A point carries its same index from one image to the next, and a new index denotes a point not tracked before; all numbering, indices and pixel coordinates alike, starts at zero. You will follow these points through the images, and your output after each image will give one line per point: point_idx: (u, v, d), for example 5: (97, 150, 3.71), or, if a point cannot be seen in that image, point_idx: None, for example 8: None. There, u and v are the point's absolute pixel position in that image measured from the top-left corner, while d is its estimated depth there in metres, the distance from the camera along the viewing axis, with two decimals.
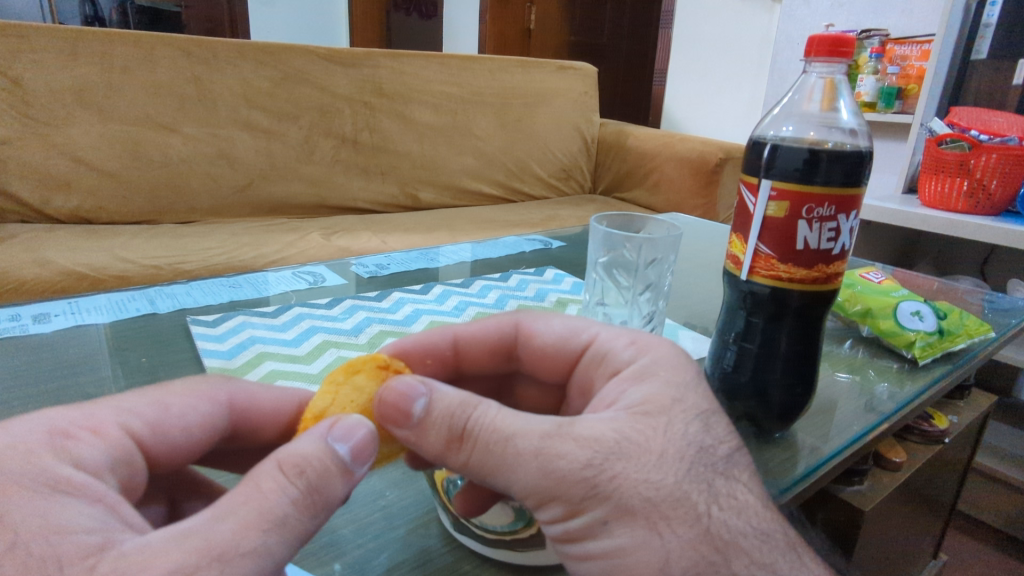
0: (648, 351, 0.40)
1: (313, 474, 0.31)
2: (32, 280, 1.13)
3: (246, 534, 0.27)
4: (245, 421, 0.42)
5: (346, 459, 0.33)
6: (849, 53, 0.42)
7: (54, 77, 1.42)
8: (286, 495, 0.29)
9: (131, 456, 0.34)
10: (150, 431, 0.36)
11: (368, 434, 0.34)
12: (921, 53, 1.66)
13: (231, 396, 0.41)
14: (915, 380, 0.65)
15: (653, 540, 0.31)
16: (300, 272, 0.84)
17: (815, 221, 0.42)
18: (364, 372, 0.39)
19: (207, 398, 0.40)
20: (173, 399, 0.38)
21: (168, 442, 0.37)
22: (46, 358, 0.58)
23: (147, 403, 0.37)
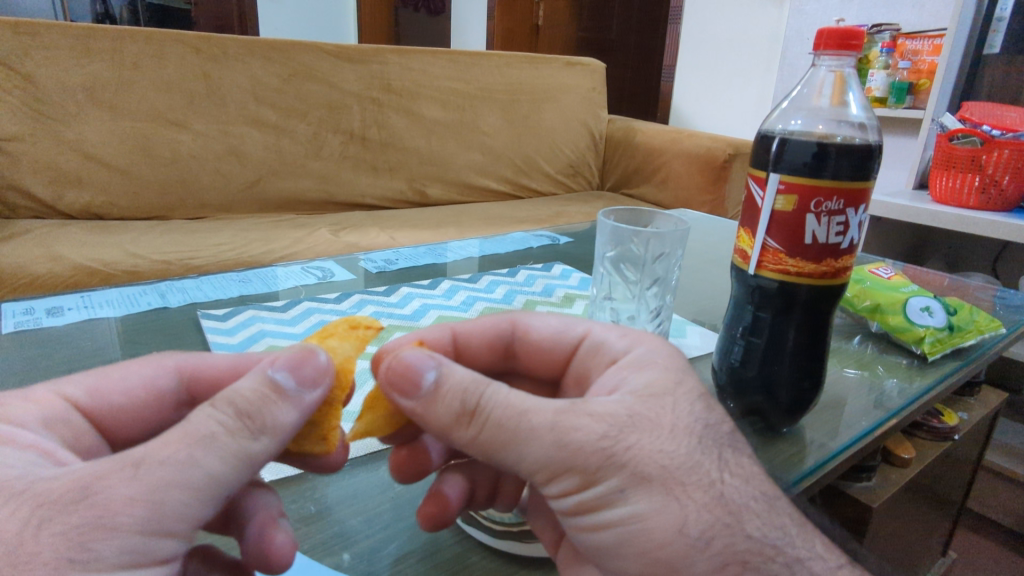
0: (642, 340, 0.40)
1: (249, 401, 0.31)
2: (44, 275, 1.15)
3: (167, 447, 0.28)
4: (199, 384, 0.41)
5: (291, 386, 0.33)
6: (859, 46, 0.42)
7: (65, 73, 1.43)
8: (216, 420, 0.30)
9: (69, 420, 0.36)
10: (89, 397, 0.37)
11: (312, 358, 0.34)
12: (933, 48, 1.67)
13: (180, 363, 0.41)
14: (924, 376, 0.65)
15: (671, 505, 0.31)
16: (309, 268, 0.85)
17: (824, 215, 0.42)
18: (337, 335, 0.40)
19: (154, 366, 0.40)
20: (122, 370, 0.39)
21: (113, 406, 0.38)
22: (59, 351, 0.59)
23: (91, 376, 0.38)
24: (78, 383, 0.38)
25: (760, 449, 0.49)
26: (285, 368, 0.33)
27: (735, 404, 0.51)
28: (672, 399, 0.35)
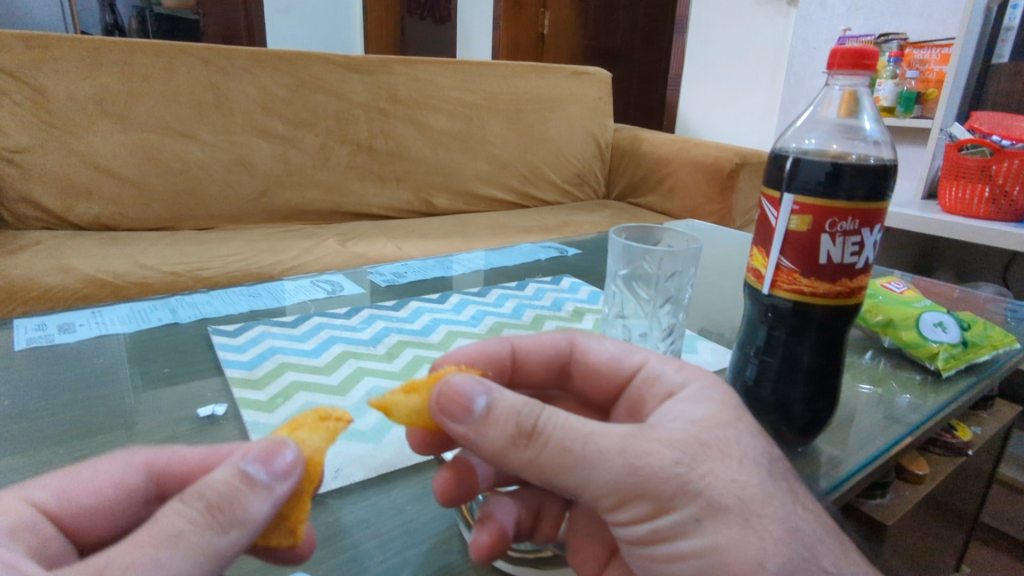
0: (700, 377, 0.39)
1: (216, 496, 0.29)
2: (54, 288, 1.15)
3: (131, 551, 0.26)
4: (167, 478, 0.37)
5: (262, 475, 0.31)
6: (872, 66, 0.42)
7: (76, 86, 1.45)
8: (184, 517, 0.28)
9: (37, 529, 0.32)
10: (57, 500, 0.33)
11: (286, 448, 0.32)
12: (941, 57, 1.66)
13: (148, 457, 0.37)
14: (938, 393, 0.64)
15: (748, 537, 0.31)
16: (318, 281, 0.85)
17: (838, 235, 0.42)
18: (306, 427, 0.36)
19: (119, 462, 0.37)
20: (82, 469, 0.36)
21: (83, 509, 0.34)
22: (70, 369, 0.59)
23: (55, 478, 0.34)
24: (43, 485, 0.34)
25: None
26: (252, 460, 0.31)
27: None
28: (734, 431, 0.35)
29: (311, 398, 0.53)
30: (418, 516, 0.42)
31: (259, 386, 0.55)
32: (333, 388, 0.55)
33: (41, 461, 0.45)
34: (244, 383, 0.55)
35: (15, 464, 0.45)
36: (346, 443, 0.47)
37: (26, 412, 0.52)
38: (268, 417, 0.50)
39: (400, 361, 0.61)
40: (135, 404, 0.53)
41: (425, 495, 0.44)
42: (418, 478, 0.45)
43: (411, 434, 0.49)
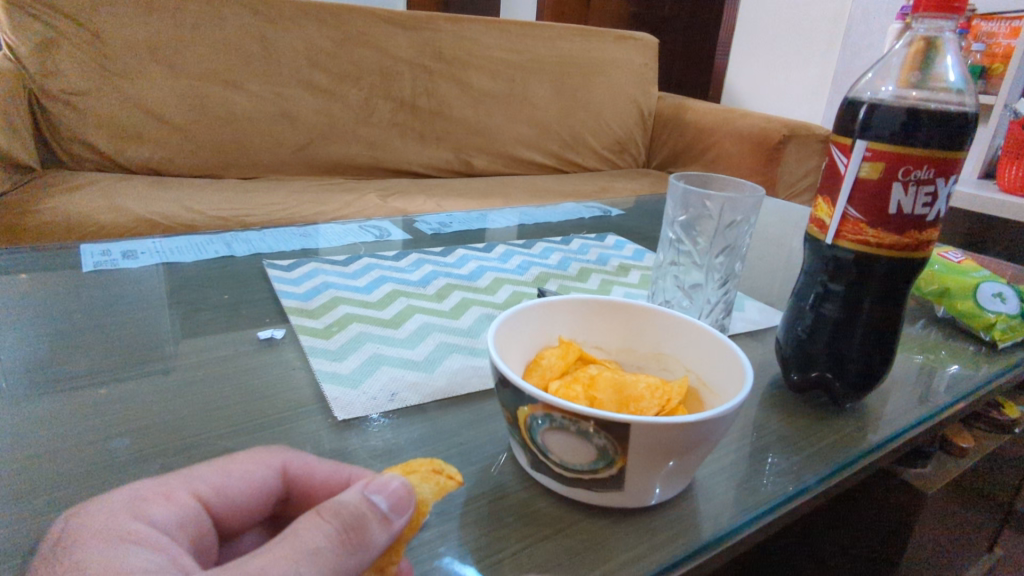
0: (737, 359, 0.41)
1: (349, 515, 0.27)
2: (109, 225, 1.19)
3: (279, 563, 0.24)
4: (310, 496, 0.33)
5: (386, 513, 0.28)
6: (961, 9, 0.41)
7: (131, 31, 1.46)
8: (320, 532, 0.26)
9: (203, 528, 0.29)
10: (217, 496, 0.31)
11: (404, 486, 0.29)
12: (1010, 31, 1.62)
13: (288, 459, 0.34)
14: (992, 362, 0.63)
15: None
16: (366, 226, 0.86)
17: (912, 184, 0.41)
18: (417, 475, 0.32)
19: (261, 462, 0.33)
20: (230, 461, 0.32)
21: (235, 508, 0.31)
22: (133, 291, 0.61)
23: (212, 467, 0.31)
24: (197, 474, 0.31)
25: (822, 423, 0.49)
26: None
27: (799, 377, 0.51)
28: None
29: (365, 329, 0.54)
30: (471, 441, 0.42)
31: (315, 316, 0.56)
32: (386, 321, 0.56)
33: (114, 367, 0.47)
34: (301, 312, 0.56)
35: (88, 369, 0.47)
36: (400, 370, 0.48)
37: (96, 327, 0.54)
38: (325, 343, 0.51)
39: (449, 302, 0.62)
40: (194, 326, 0.55)
41: (476, 424, 0.44)
42: (467, 405, 0.46)
43: (463, 366, 0.50)
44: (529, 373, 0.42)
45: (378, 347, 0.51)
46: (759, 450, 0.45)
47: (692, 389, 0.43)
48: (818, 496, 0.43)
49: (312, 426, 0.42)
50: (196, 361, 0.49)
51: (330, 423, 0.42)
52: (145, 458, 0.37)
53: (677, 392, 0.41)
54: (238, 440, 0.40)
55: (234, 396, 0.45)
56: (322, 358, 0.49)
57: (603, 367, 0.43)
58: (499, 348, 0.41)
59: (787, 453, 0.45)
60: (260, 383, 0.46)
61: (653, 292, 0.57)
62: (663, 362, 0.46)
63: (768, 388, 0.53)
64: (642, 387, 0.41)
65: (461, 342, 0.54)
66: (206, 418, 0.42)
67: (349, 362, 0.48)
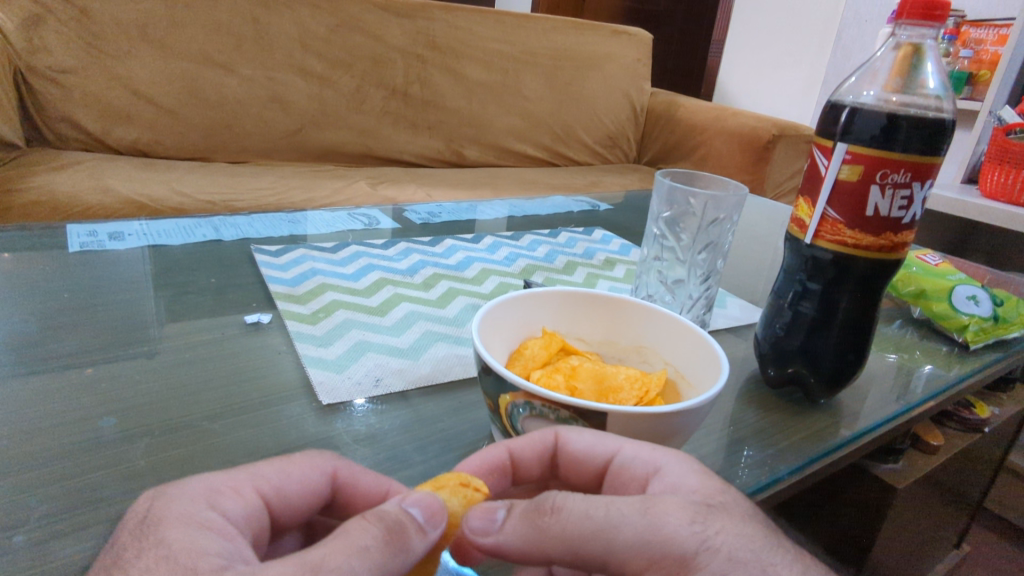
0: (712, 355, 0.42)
1: (391, 521, 0.27)
2: (96, 205, 1.18)
3: (335, 555, 0.25)
4: (352, 505, 0.34)
5: (422, 524, 0.28)
6: (941, 17, 0.42)
7: (120, 9, 1.44)
8: (369, 533, 0.26)
9: (261, 523, 0.30)
10: (275, 493, 0.32)
11: (441, 504, 0.30)
12: (998, 38, 1.65)
13: (338, 465, 0.34)
14: (964, 363, 0.65)
15: None
16: (354, 214, 0.86)
17: (888, 187, 0.42)
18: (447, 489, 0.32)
19: (316, 464, 0.34)
20: (289, 461, 0.33)
21: (290, 507, 0.32)
22: (120, 272, 0.61)
23: (273, 464, 0.32)
24: (260, 471, 0.31)
25: (796, 419, 0.50)
26: (479, 462, 0.34)
27: (775, 373, 0.52)
28: None
29: (351, 316, 0.55)
30: (454, 427, 0.43)
31: (301, 301, 0.57)
32: (372, 308, 0.57)
33: (101, 348, 0.48)
34: (288, 298, 0.57)
35: (74, 348, 0.47)
36: (385, 357, 0.49)
37: (83, 307, 0.54)
38: (311, 329, 0.52)
39: (436, 291, 0.62)
40: (180, 309, 0.55)
41: (458, 411, 0.45)
42: (451, 393, 0.47)
43: (447, 355, 0.51)
44: (512, 362, 0.43)
45: (364, 333, 0.52)
46: (736, 443, 0.46)
47: (670, 380, 0.44)
48: (787, 489, 0.44)
49: (297, 410, 0.42)
50: (182, 343, 0.49)
51: (314, 407, 0.43)
52: (132, 437, 0.38)
53: (655, 384, 0.42)
54: (225, 422, 0.40)
55: (220, 378, 0.45)
56: (308, 343, 0.49)
57: (584, 358, 0.44)
58: (483, 338, 0.42)
59: (762, 447, 0.46)
60: (246, 366, 0.47)
61: (637, 286, 0.58)
62: (643, 354, 0.47)
63: (745, 383, 0.55)
64: (621, 379, 0.42)
65: (446, 331, 0.54)
66: (194, 400, 0.42)
67: (334, 348, 0.49)
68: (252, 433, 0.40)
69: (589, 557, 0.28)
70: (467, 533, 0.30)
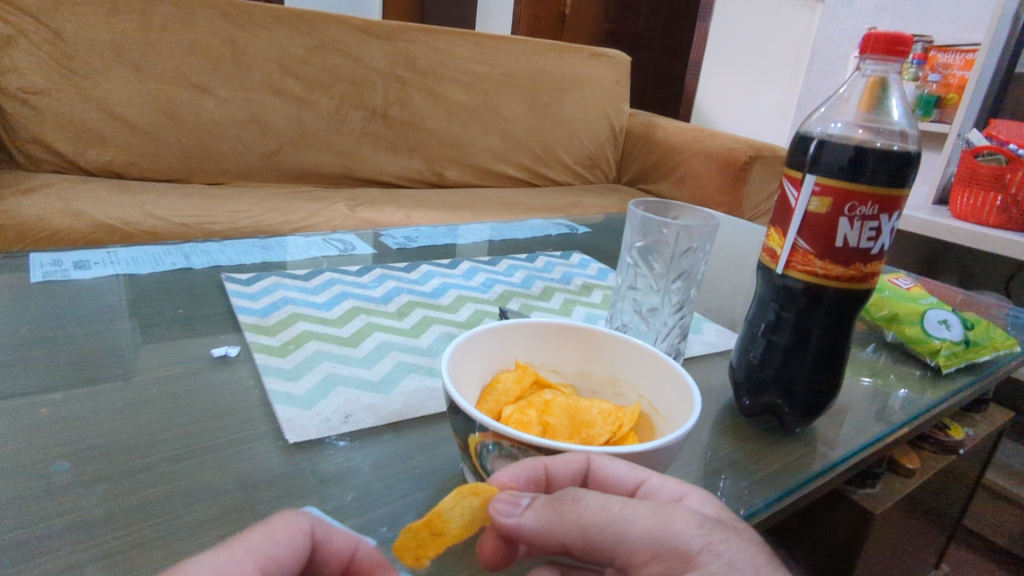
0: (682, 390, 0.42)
1: None
2: (66, 230, 1.16)
3: None
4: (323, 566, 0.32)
5: None
6: (906, 52, 0.43)
7: (95, 31, 1.43)
8: None
9: None
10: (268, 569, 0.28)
11: None
12: (964, 62, 1.70)
13: (316, 526, 0.31)
14: (936, 388, 0.65)
15: None
16: (330, 239, 0.85)
17: (857, 219, 0.42)
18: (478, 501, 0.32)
19: (298, 526, 0.30)
20: (275, 527, 0.29)
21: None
22: (85, 303, 0.60)
23: (262, 533, 0.29)
24: (252, 544, 0.28)
25: (771, 448, 0.50)
26: (515, 471, 0.33)
27: (750, 402, 0.52)
28: None
29: (322, 347, 0.54)
30: (424, 463, 0.42)
31: (271, 333, 0.56)
32: (344, 339, 0.56)
33: (58, 385, 0.46)
34: (257, 329, 0.56)
35: (32, 385, 0.46)
36: (356, 391, 0.48)
37: (43, 340, 0.52)
38: (280, 362, 0.51)
39: (410, 320, 0.62)
40: (145, 341, 0.54)
41: (428, 447, 0.44)
42: (422, 427, 0.46)
43: (420, 387, 0.50)
44: (484, 397, 0.42)
45: (334, 366, 0.51)
46: (712, 474, 0.46)
47: (644, 414, 0.44)
48: (763, 520, 0.44)
49: (262, 449, 0.41)
50: (143, 378, 0.48)
51: (280, 445, 0.42)
52: (88, 482, 0.36)
53: (629, 418, 0.42)
54: (187, 463, 0.39)
55: (182, 416, 0.44)
56: (276, 378, 0.48)
57: (558, 392, 0.43)
58: (454, 374, 0.41)
59: (739, 478, 0.46)
60: (209, 402, 0.46)
61: (612, 314, 0.58)
62: (617, 387, 0.47)
63: (720, 411, 0.55)
64: (595, 413, 0.41)
65: (419, 362, 0.53)
66: (154, 441, 0.41)
67: (303, 383, 0.48)
68: (215, 473, 0.39)
69: (601, 547, 0.29)
70: (490, 516, 0.31)
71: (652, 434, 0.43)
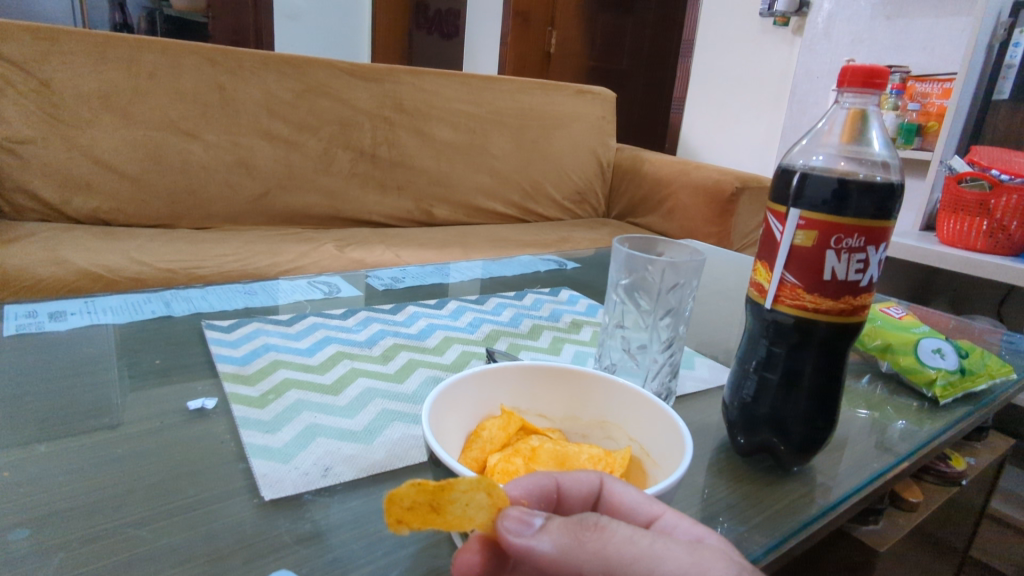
0: (669, 431, 0.41)
1: None
2: (47, 278, 1.14)
3: None
4: None
5: None
6: (882, 84, 0.43)
7: (82, 80, 1.44)
8: None
9: None
10: None
11: None
12: (942, 91, 1.74)
13: None
14: (935, 419, 0.64)
15: None
16: (315, 282, 0.84)
17: (844, 252, 0.42)
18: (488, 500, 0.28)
19: None
20: None
21: None
22: (60, 356, 0.58)
23: None
24: None
25: (769, 487, 0.49)
26: (529, 485, 0.30)
27: (745, 441, 0.50)
28: None
29: (303, 396, 0.52)
30: None
31: (250, 382, 0.54)
32: (326, 386, 0.54)
33: (25, 443, 0.44)
34: (235, 379, 0.54)
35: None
36: (337, 442, 0.46)
37: (13, 395, 0.51)
38: (259, 413, 0.49)
39: (395, 364, 0.60)
40: (119, 395, 0.52)
41: None
42: (405, 479, 0.44)
43: (403, 436, 0.48)
44: (468, 446, 0.41)
45: (315, 416, 0.49)
46: (710, 517, 0.44)
47: (635, 458, 0.43)
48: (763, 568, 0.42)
49: (236, 507, 0.39)
50: (116, 433, 0.46)
51: (256, 503, 0.40)
52: (49, 550, 0.34)
53: (619, 463, 0.40)
54: (155, 526, 0.37)
55: (152, 473, 0.42)
56: (254, 430, 0.46)
57: (545, 438, 0.42)
58: (436, 423, 0.39)
59: (739, 521, 0.44)
60: (185, 457, 0.44)
61: (600, 353, 0.57)
62: (607, 430, 0.45)
63: (716, 451, 0.53)
64: (584, 459, 0.39)
65: (403, 408, 0.52)
66: (120, 504, 0.38)
67: (282, 435, 0.46)
68: (186, 536, 0.37)
69: None
70: (500, 531, 0.27)
71: (644, 479, 0.41)
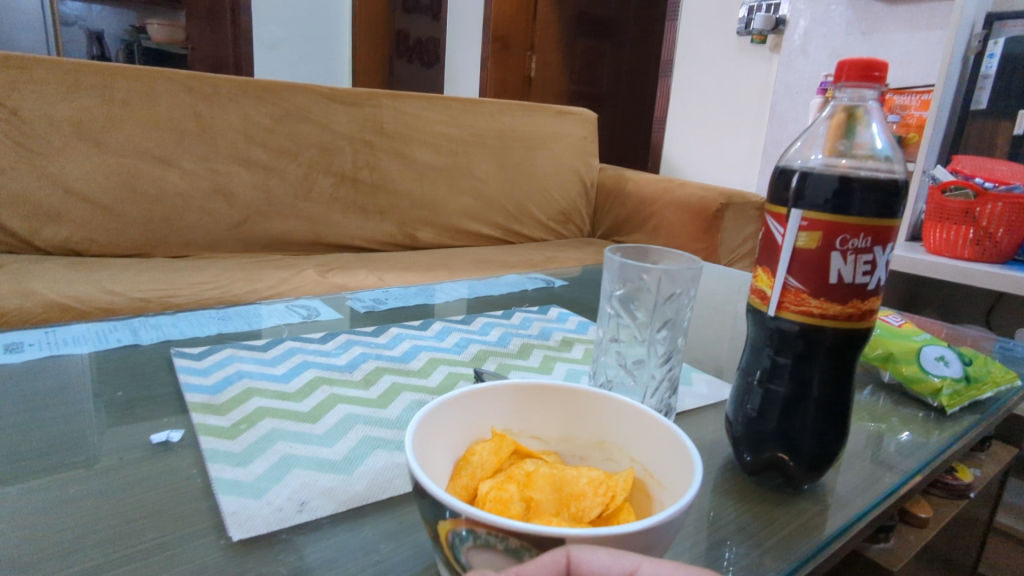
0: (672, 451, 0.38)
1: None
2: (11, 311, 1.09)
3: None
4: None
5: None
6: (880, 77, 0.42)
7: (52, 109, 1.40)
8: None
9: None
10: None
11: None
12: (920, 104, 1.76)
13: None
14: (942, 429, 0.61)
15: None
16: (293, 306, 0.81)
17: (850, 253, 0.40)
18: None
19: None
20: None
21: None
22: (15, 388, 0.54)
23: None
24: None
25: (781, 507, 0.46)
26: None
27: (752, 458, 0.47)
28: None
29: (278, 425, 0.49)
30: (391, 556, 0.37)
31: (221, 412, 0.50)
32: (303, 414, 0.50)
33: None
34: (206, 409, 0.50)
35: None
36: (315, 473, 0.42)
37: None
38: (229, 445, 0.45)
39: (378, 389, 0.56)
40: (73, 432, 0.48)
41: (398, 533, 0.39)
42: (390, 513, 0.40)
43: (387, 464, 0.44)
44: (458, 474, 0.38)
45: (290, 446, 0.45)
46: (718, 544, 0.41)
47: (638, 481, 0.40)
48: None
49: (200, 550, 0.35)
50: (70, 473, 0.42)
51: (223, 545, 0.36)
52: None
53: (622, 486, 0.37)
54: None
55: (106, 517, 0.38)
56: (223, 463, 0.43)
57: (540, 462, 0.39)
58: (421, 449, 0.36)
59: (751, 547, 0.41)
60: (146, 498, 0.40)
61: (595, 370, 0.55)
62: (606, 451, 0.42)
63: (721, 470, 0.50)
64: (584, 483, 0.36)
65: (387, 435, 0.48)
66: (62, 555, 0.34)
67: (254, 468, 0.42)
68: None
69: None
70: None
71: (648, 505, 0.38)
